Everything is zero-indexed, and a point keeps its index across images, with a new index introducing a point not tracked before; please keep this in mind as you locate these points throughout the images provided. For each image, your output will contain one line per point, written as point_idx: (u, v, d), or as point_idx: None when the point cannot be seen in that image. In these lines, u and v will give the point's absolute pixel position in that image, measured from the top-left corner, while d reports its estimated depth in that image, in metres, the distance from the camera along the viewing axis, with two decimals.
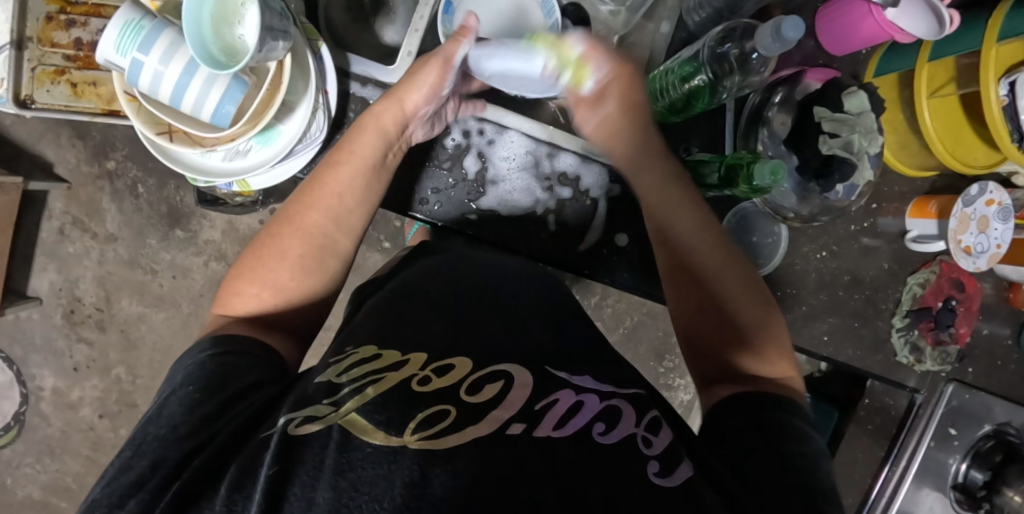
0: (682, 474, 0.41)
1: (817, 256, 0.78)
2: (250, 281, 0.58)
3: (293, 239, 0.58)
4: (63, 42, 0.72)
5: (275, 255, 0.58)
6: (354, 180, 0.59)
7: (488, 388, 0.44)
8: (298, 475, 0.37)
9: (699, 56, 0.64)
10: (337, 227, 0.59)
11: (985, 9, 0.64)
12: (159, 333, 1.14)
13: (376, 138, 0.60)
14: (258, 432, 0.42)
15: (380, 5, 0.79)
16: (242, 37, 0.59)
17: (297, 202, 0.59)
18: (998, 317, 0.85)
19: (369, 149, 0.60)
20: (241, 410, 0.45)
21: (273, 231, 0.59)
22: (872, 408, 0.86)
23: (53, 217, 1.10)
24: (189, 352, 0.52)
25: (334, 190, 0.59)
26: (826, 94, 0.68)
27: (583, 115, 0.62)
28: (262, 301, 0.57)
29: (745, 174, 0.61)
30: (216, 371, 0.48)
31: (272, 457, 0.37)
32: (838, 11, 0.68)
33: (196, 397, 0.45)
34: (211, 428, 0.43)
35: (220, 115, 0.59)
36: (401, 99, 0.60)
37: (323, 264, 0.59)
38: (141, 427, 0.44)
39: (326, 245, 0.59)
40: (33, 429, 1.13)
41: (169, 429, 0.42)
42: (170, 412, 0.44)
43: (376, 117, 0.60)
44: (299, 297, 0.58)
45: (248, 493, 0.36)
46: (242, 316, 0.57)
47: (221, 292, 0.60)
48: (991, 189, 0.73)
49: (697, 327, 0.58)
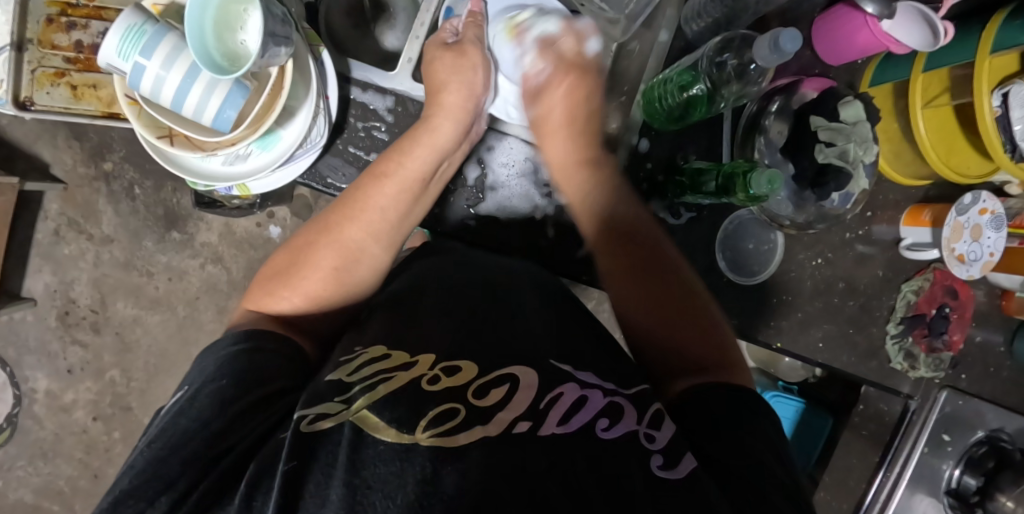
0: (687, 465, 0.42)
1: (813, 264, 0.78)
2: (282, 283, 0.57)
3: (330, 250, 0.58)
4: (63, 44, 0.71)
5: (309, 264, 0.58)
6: (399, 196, 0.60)
7: (495, 390, 0.44)
8: (314, 472, 0.38)
9: (698, 65, 0.65)
10: (374, 243, 0.59)
11: (978, 21, 0.65)
12: (154, 336, 1.14)
13: (428, 155, 0.62)
14: (281, 428, 0.43)
15: (381, 12, 0.80)
16: (244, 43, 0.59)
17: (337, 212, 0.59)
18: (991, 324, 0.86)
19: (419, 163, 0.61)
20: (266, 419, 0.44)
21: (310, 238, 0.59)
22: (867, 414, 0.87)
23: (49, 218, 1.09)
24: (217, 344, 0.51)
25: (379, 204, 0.59)
26: (822, 103, 0.69)
27: (529, 103, 0.68)
28: (294, 305, 0.57)
29: (742, 182, 0.61)
30: (248, 366, 0.48)
31: (288, 453, 0.38)
32: (833, 21, 0.69)
33: (228, 392, 0.45)
34: (243, 428, 0.43)
35: (221, 119, 0.59)
36: (441, 102, 0.64)
37: (355, 278, 0.59)
38: (169, 419, 0.44)
39: (360, 259, 0.59)
40: (25, 432, 1.13)
41: (201, 422, 0.43)
42: (199, 405, 0.44)
43: (430, 133, 0.62)
44: (331, 304, 0.59)
45: (265, 490, 0.38)
46: (274, 314, 0.56)
47: (249, 292, 0.59)
48: (984, 198, 0.74)
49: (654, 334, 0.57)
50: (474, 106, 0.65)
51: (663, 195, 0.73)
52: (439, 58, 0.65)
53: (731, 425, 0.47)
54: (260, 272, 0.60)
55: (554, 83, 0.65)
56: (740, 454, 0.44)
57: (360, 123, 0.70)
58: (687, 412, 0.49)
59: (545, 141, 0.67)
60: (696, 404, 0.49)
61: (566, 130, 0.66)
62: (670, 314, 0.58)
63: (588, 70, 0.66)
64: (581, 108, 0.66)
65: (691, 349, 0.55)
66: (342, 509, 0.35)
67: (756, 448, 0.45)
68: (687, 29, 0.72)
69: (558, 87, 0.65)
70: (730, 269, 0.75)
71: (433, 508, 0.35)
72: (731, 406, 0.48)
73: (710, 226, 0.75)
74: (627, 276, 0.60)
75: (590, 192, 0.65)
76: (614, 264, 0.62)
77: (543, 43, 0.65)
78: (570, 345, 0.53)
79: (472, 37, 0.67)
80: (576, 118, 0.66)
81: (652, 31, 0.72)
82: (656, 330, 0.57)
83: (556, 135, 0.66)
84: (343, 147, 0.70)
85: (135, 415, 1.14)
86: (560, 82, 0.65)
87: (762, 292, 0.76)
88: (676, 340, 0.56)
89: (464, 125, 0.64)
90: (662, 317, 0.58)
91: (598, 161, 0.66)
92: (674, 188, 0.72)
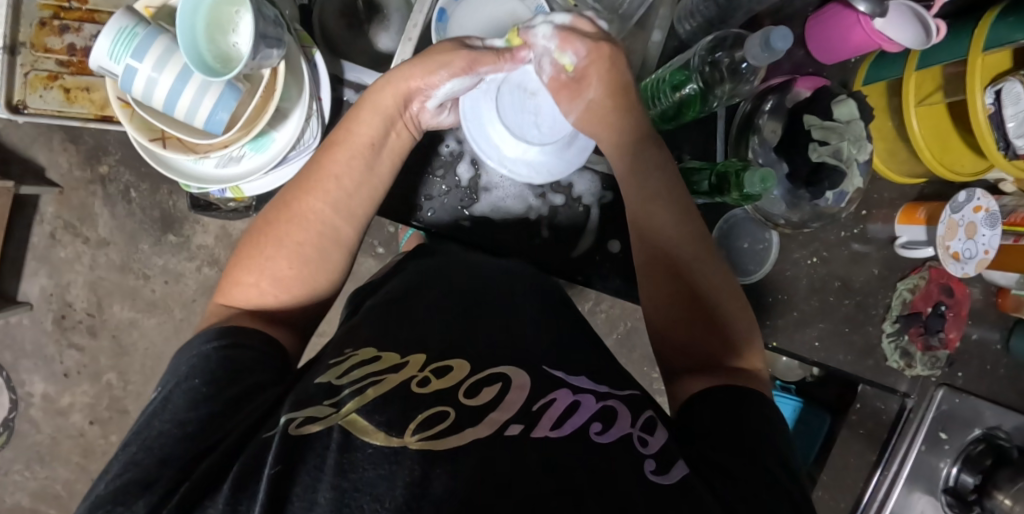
0: (678, 471, 0.42)
1: (808, 263, 0.78)
2: (247, 269, 0.57)
3: (291, 224, 0.57)
4: (56, 47, 0.71)
5: (271, 242, 0.57)
6: (351, 161, 0.59)
7: (486, 390, 0.45)
8: (302, 475, 0.37)
9: (690, 64, 0.65)
10: (335, 214, 0.58)
11: (970, 19, 0.65)
12: (150, 339, 1.14)
13: (375, 119, 0.59)
14: (264, 428, 0.43)
15: (375, 13, 0.79)
16: (236, 45, 0.59)
17: (295, 188, 0.58)
18: (987, 322, 0.86)
19: (368, 129, 0.59)
20: (250, 413, 0.45)
21: (271, 217, 0.58)
22: (863, 413, 0.84)
23: (44, 221, 1.09)
24: (193, 342, 0.51)
25: (333, 173, 0.58)
26: (816, 102, 0.68)
27: (564, 102, 0.63)
28: (262, 292, 0.56)
29: (735, 182, 0.62)
30: (221, 364, 0.48)
31: (276, 457, 0.38)
32: (825, 20, 0.69)
33: (202, 391, 0.45)
34: (221, 428, 0.43)
35: (213, 122, 0.59)
36: (405, 77, 0.59)
37: (320, 256, 0.58)
38: (145, 420, 0.45)
39: (323, 234, 0.58)
40: (23, 435, 1.12)
41: (177, 424, 0.43)
42: (174, 405, 0.45)
43: (374, 99, 0.59)
44: (302, 291, 0.57)
45: (251, 493, 0.37)
46: (243, 308, 0.55)
47: (221, 285, 0.58)
48: (978, 196, 0.73)
49: (668, 319, 0.58)
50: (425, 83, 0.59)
51: None
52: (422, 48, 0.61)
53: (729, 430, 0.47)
54: (230, 260, 0.59)
55: (592, 65, 0.59)
56: (735, 457, 0.45)
57: None
58: (683, 425, 0.50)
59: (597, 130, 0.62)
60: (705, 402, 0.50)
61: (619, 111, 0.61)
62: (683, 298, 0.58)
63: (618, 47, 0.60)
64: (625, 78, 0.60)
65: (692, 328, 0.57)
66: (330, 510, 0.35)
67: (748, 450, 0.46)
68: (680, 28, 0.73)
69: (593, 85, 0.60)
70: (725, 268, 0.75)
71: (423, 510, 0.35)
72: (727, 401, 0.50)
73: (705, 225, 0.75)
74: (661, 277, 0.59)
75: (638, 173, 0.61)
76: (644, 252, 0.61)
77: (564, 30, 0.58)
78: (560, 347, 0.53)
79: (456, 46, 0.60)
80: (623, 92, 0.60)
81: (645, 31, 0.71)
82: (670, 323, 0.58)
83: (605, 125, 0.62)
84: None
85: (133, 419, 1.14)
86: (597, 63, 0.59)
87: (757, 291, 0.76)
88: (680, 324, 0.58)
89: (404, 94, 0.60)
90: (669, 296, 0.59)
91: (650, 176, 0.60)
92: None
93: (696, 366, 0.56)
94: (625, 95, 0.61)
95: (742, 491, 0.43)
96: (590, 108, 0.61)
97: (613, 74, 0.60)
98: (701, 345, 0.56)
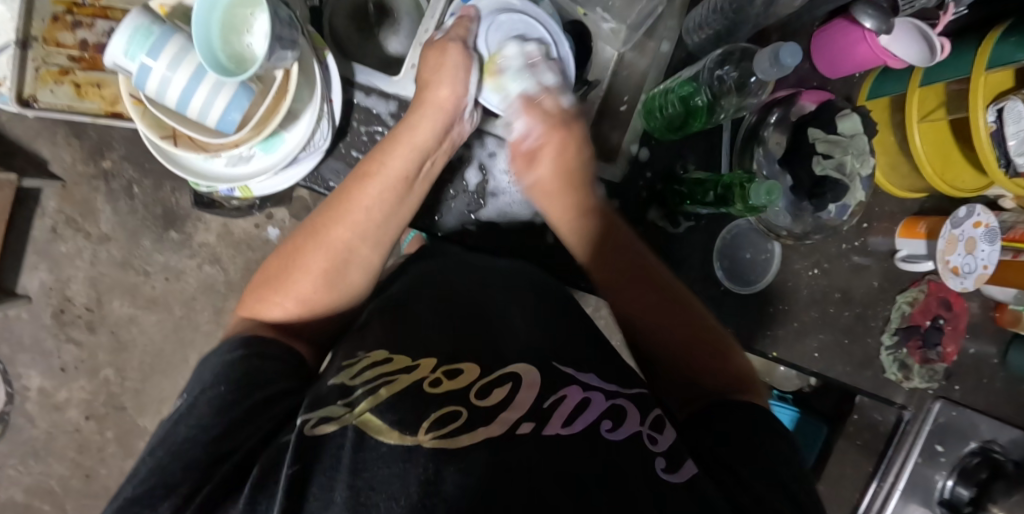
0: (687, 470, 0.43)
1: (809, 274, 0.79)
2: (274, 289, 0.57)
3: (318, 253, 0.57)
4: (68, 42, 0.72)
5: (299, 267, 0.57)
6: (385, 195, 0.60)
7: (498, 391, 0.45)
8: (318, 475, 0.38)
9: (699, 77, 0.66)
10: (363, 243, 0.59)
11: (974, 38, 0.66)
12: (150, 336, 1.13)
13: (410, 153, 0.61)
14: (284, 432, 0.44)
15: (385, 16, 0.80)
16: (251, 46, 0.59)
17: (324, 214, 0.59)
18: (983, 336, 0.87)
19: (402, 162, 0.61)
20: (270, 420, 0.45)
21: (299, 241, 0.58)
22: (861, 424, 0.87)
23: (46, 215, 1.09)
24: (217, 350, 0.51)
25: (363, 204, 0.59)
26: (820, 115, 0.70)
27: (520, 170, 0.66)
28: (288, 311, 0.57)
29: (740, 194, 0.62)
30: (246, 371, 0.48)
31: (292, 456, 0.39)
32: (831, 35, 0.70)
33: (226, 399, 0.45)
34: (243, 433, 0.44)
35: (226, 122, 0.59)
36: (439, 103, 0.62)
37: (345, 279, 0.58)
38: (171, 426, 0.45)
39: (350, 261, 0.58)
40: (18, 430, 1.12)
41: (201, 429, 0.43)
42: (199, 410, 0.44)
43: (410, 130, 0.62)
44: (324, 307, 0.58)
45: (271, 492, 0.38)
46: (267, 320, 0.56)
47: (245, 298, 0.59)
48: (979, 212, 0.74)
49: (663, 338, 0.58)
50: (459, 103, 0.63)
51: (663, 203, 0.74)
52: (427, 58, 0.64)
53: (739, 436, 0.47)
54: (254, 278, 0.59)
55: (545, 143, 0.63)
56: (749, 464, 0.45)
57: (362, 127, 0.71)
58: (691, 430, 0.50)
59: (545, 203, 0.65)
60: (709, 421, 0.50)
61: (566, 189, 0.64)
62: (671, 318, 0.58)
63: (573, 124, 0.64)
64: (575, 161, 0.64)
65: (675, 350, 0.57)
66: (346, 509, 0.36)
67: (753, 451, 0.46)
68: (688, 40, 0.73)
69: (545, 162, 0.64)
70: (727, 278, 0.76)
71: (436, 509, 0.36)
72: (734, 416, 0.50)
73: (708, 235, 0.76)
74: (620, 284, 0.60)
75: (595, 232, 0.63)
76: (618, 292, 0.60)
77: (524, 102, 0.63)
78: (572, 347, 0.53)
79: (457, 37, 0.64)
80: (571, 172, 0.64)
81: (653, 41, 0.74)
82: (661, 335, 0.58)
83: (555, 203, 0.64)
84: (345, 151, 0.71)
85: (130, 415, 1.14)
86: (550, 144, 0.63)
87: (759, 301, 0.77)
88: (672, 345, 0.57)
89: (444, 125, 0.63)
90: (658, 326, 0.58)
91: (593, 200, 0.64)
92: (673, 196, 0.73)
93: (691, 392, 0.55)
94: (573, 174, 0.64)
95: (750, 493, 0.43)
96: (539, 183, 0.64)
97: (562, 156, 0.64)
98: (695, 370, 0.56)
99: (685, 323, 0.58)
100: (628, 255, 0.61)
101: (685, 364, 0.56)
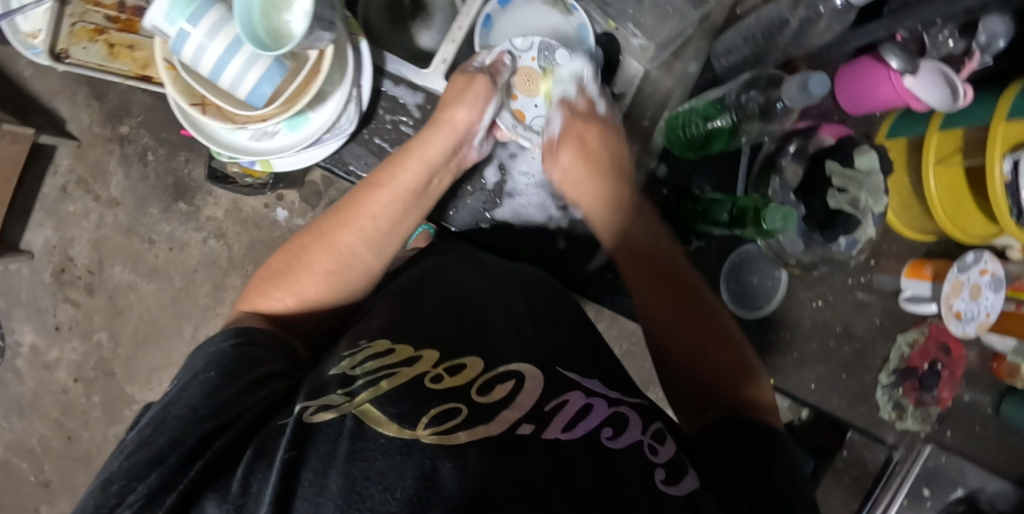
0: (688, 484, 0.43)
1: (813, 305, 0.80)
2: (276, 285, 0.57)
3: (323, 254, 0.58)
4: (106, 2, 0.72)
5: (301, 267, 0.58)
6: (392, 205, 0.62)
7: (500, 388, 0.45)
8: (312, 462, 0.38)
9: (725, 99, 0.67)
10: (366, 248, 0.60)
11: (996, 88, 0.68)
12: (147, 304, 1.13)
13: (418, 166, 0.63)
14: (275, 417, 0.44)
15: (419, 10, 0.81)
16: (289, 23, 0.59)
17: (331, 218, 0.61)
18: (979, 384, 0.87)
19: (411, 175, 0.63)
20: (260, 400, 0.46)
21: (304, 241, 0.60)
22: (850, 460, 0.86)
23: (58, 173, 1.09)
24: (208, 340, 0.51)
25: (371, 211, 0.61)
26: (839, 150, 0.70)
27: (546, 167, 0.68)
28: (285, 306, 0.57)
29: (754, 217, 0.63)
30: (237, 358, 0.49)
31: (288, 443, 0.39)
32: (855, 73, 0.71)
33: (217, 382, 0.46)
34: (229, 411, 0.44)
35: (256, 94, 0.60)
36: (449, 120, 0.65)
37: (348, 282, 0.59)
38: (160, 407, 0.45)
39: (353, 264, 0.60)
40: (5, 385, 1.12)
41: (191, 409, 0.44)
42: (189, 394, 0.45)
43: (421, 147, 0.64)
44: (320, 304, 0.59)
45: (262, 474, 0.38)
46: (263, 314, 0.56)
47: (247, 291, 0.59)
48: (986, 259, 0.75)
49: (689, 356, 0.56)
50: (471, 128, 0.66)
51: (677, 221, 0.75)
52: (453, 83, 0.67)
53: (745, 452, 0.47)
54: (257, 272, 0.60)
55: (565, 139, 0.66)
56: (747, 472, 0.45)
57: (388, 116, 0.72)
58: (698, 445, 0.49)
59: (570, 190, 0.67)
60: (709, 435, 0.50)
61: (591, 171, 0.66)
62: (692, 338, 0.57)
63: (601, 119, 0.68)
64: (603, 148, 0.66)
65: (694, 362, 0.56)
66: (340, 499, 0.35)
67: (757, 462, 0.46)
68: (716, 63, 0.74)
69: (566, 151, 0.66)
70: (733, 300, 0.77)
71: (432, 506, 0.35)
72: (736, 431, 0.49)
73: (717, 256, 0.77)
74: (650, 283, 0.60)
75: (623, 222, 0.64)
76: (649, 289, 0.60)
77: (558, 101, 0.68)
78: (572, 352, 0.54)
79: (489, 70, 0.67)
80: (598, 158, 0.66)
81: (681, 61, 0.76)
82: (675, 351, 0.57)
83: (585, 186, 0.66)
84: (368, 137, 0.71)
85: (119, 382, 1.13)
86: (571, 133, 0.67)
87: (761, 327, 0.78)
88: (693, 355, 0.56)
89: (454, 143, 0.65)
90: (688, 349, 0.57)
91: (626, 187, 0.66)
92: (688, 214, 0.74)
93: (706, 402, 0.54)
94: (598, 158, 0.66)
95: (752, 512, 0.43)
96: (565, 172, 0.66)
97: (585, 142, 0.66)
98: (711, 384, 0.55)
99: (707, 332, 0.57)
100: (660, 253, 0.62)
101: (703, 378, 0.55)
